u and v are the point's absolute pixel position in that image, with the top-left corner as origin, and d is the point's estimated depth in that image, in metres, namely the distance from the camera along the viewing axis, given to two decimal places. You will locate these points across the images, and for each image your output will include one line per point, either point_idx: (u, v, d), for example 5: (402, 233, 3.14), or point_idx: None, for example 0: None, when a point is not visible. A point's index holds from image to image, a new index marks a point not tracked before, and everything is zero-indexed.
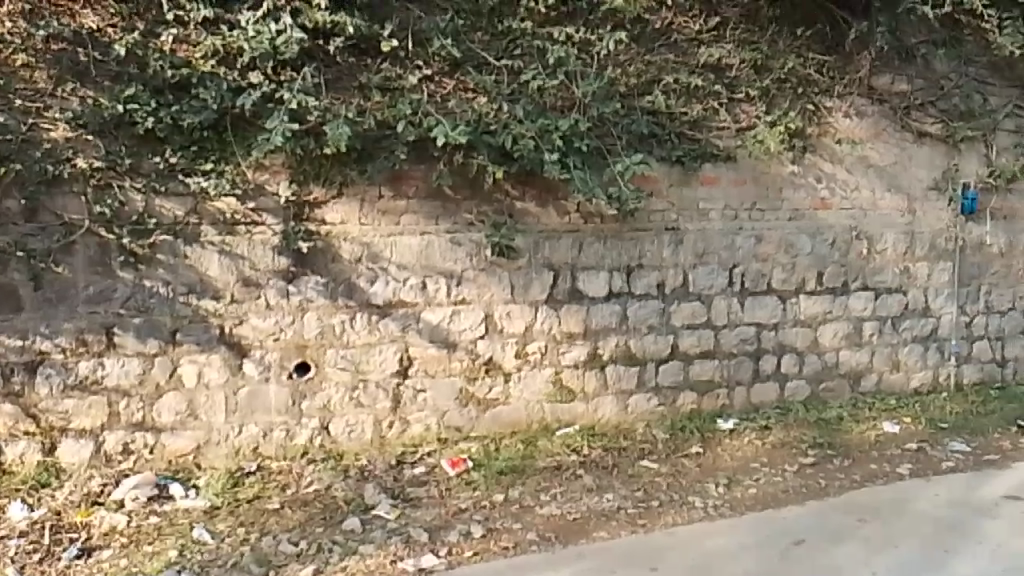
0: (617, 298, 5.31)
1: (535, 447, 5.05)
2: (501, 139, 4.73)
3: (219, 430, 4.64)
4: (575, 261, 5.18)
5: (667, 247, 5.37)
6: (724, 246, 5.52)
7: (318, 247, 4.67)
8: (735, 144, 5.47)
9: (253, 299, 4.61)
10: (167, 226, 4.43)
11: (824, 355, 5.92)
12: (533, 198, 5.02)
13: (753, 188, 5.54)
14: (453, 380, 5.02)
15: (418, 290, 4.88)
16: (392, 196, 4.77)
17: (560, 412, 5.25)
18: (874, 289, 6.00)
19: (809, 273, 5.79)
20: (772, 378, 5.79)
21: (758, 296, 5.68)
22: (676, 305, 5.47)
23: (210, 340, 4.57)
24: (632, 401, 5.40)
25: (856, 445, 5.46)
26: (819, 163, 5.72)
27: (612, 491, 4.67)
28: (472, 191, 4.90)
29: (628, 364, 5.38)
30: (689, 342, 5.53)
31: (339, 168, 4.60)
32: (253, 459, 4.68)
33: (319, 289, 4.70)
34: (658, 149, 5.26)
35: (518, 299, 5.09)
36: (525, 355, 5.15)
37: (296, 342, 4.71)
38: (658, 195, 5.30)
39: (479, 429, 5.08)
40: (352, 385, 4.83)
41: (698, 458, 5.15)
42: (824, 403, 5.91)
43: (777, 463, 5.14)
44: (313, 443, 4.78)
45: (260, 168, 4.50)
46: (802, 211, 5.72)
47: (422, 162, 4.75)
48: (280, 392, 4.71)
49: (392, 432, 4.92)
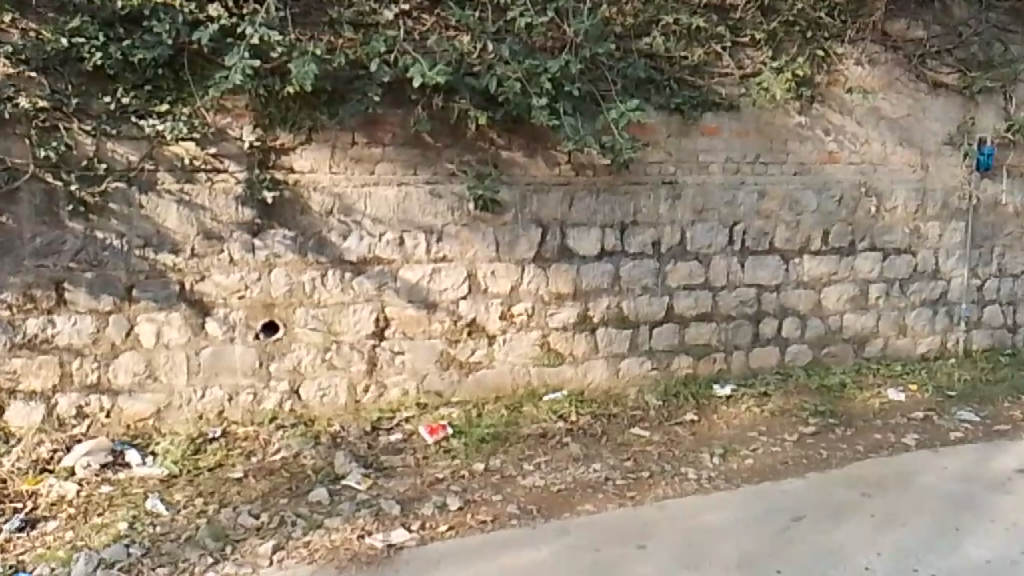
0: (610, 256, 4.98)
1: (520, 413, 4.76)
2: (484, 82, 4.37)
3: (180, 393, 4.34)
4: (564, 217, 4.84)
5: (663, 203, 5.03)
6: (725, 202, 5.17)
7: (285, 198, 4.34)
8: (739, 92, 5.10)
9: (215, 253, 4.28)
10: (120, 172, 4.09)
11: (827, 319, 5.61)
12: (520, 147, 4.67)
13: (756, 140, 5.18)
14: (433, 343, 4.71)
15: (395, 246, 4.55)
16: (367, 143, 4.42)
17: (547, 377, 4.95)
18: (882, 249, 5.67)
19: (814, 231, 5.45)
20: (772, 342, 5.49)
21: (759, 256, 5.35)
22: (673, 264, 5.14)
23: (169, 298, 4.26)
24: (624, 366, 5.11)
25: (859, 413, 5.18)
26: (827, 114, 5.35)
27: (599, 461, 4.38)
28: (453, 139, 4.54)
29: (620, 326, 5.07)
30: (685, 304, 5.21)
31: (308, 112, 4.26)
32: (218, 424, 4.38)
33: (287, 243, 4.37)
34: (655, 97, 4.89)
35: (503, 256, 4.76)
36: (510, 316, 4.83)
37: (262, 301, 4.39)
38: (654, 146, 4.94)
39: (461, 394, 4.79)
40: (324, 347, 4.52)
41: (692, 426, 4.87)
42: (827, 369, 5.61)
43: (776, 432, 4.86)
44: (282, 408, 4.48)
45: (221, 110, 4.16)
46: (809, 164, 5.36)
47: (398, 107, 4.41)
48: (246, 353, 4.40)
49: (368, 397, 4.63)
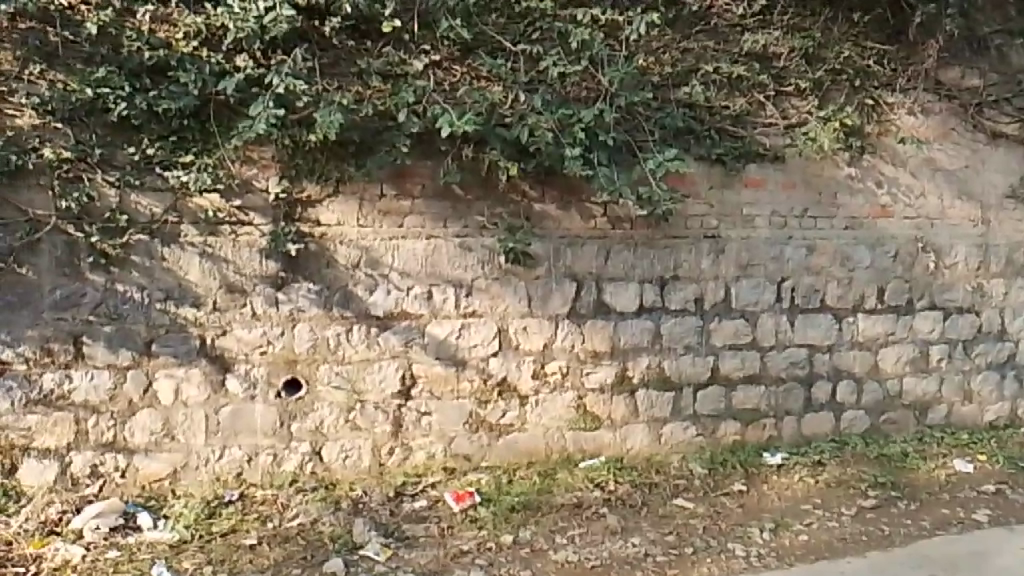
0: (649, 313, 4.72)
1: (554, 481, 4.48)
2: (516, 132, 4.22)
3: (198, 453, 4.16)
4: (601, 272, 4.61)
5: (706, 257, 4.77)
6: (772, 257, 4.90)
7: (310, 250, 4.20)
8: (784, 142, 4.88)
9: (237, 307, 4.15)
10: (143, 225, 4.01)
11: (885, 382, 5.24)
12: (553, 200, 4.49)
13: (803, 192, 4.93)
14: (462, 404, 4.47)
15: (423, 301, 4.37)
16: (395, 195, 4.28)
17: (583, 442, 4.66)
18: (943, 308, 5.32)
19: (869, 288, 5.13)
20: (826, 407, 5.13)
21: (810, 315, 5.04)
22: (717, 322, 4.85)
23: (189, 353, 4.11)
24: (666, 431, 4.80)
25: (923, 486, 4.83)
26: (879, 165, 5.09)
27: (639, 535, 4.08)
28: (484, 191, 4.39)
29: (661, 388, 4.78)
30: (731, 364, 4.90)
31: (336, 164, 4.16)
32: (236, 487, 4.18)
33: (311, 297, 4.22)
34: (695, 147, 4.69)
35: (536, 312, 4.54)
36: (543, 376, 4.59)
37: (285, 357, 4.22)
38: (695, 198, 4.72)
39: (491, 459, 4.53)
40: (347, 407, 4.32)
41: (740, 497, 4.54)
42: (886, 437, 5.23)
43: (832, 506, 4.53)
44: (303, 470, 4.27)
45: (247, 161, 4.08)
46: (861, 218, 5.08)
47: (428, 159, 4.28)
48: (267, 412, 4.22)
49: (393, 460, 4.39)
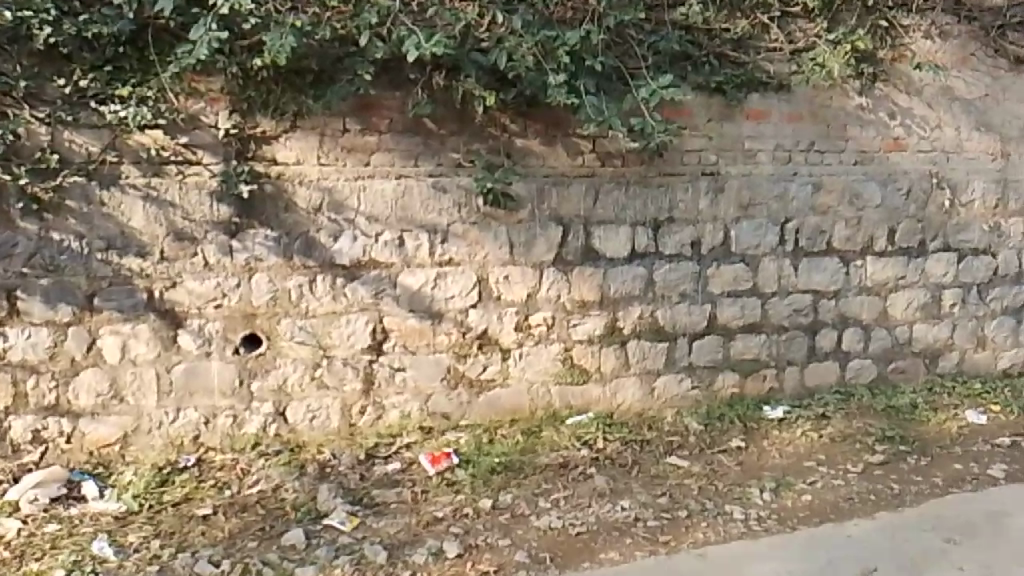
0: (642, 259, 4.35)
1: (538, 439, 4.17)
2: (493, 58, 3.78)
3: (149, 415, 3.86)
4: (589, 214, 4.22)
5: (703, 196, 4.38)
6: (775, 195, 4.51)
7: (266, 192, 3.80)
8: (790, 70, 4.45)
9: (187, 257, 3.77)
10: (78, 165, 3.62)
11: (894, 329, 4.90)
12: (537, 134, 4.09)
13: (810, 124, 4.52)
14: (439, 359, 4.13)
15: (394, 247, 3.99)
16: (360, 131, 3.87)
17: (570, 397, 4.34)
18: (957, 250, 4.95)
19: (878, 229, 4.75)
20: (831, 356, 4.80)
21: (816, 258, 4.66)
22: (715, 267, 4.48)
23: (136, 307, 3.76)
24: (660, 384, 4.47)
25: (933, 439, 4.53)
26: (892, 95, 4.67)
27: (629, 497, 3.77)
28: (459, 125, 3.97)
29: (655, 339, 4.43)
30: (730, 313, 4.55)
31: (293, 96, 3.73)
32: (193, 451, 3.90)
33: (269, 245, 3.83)
34: (692, 75, 4.29)
35: (518, 258, 4.17)
36: (527, 328, 4.24)
37: (242, 311, 3.86)
38: (692, 132, 4.31)
39: (470, 416, 4.21)
40: (313, 363, 3.97)
41: (738, 455, 4.23)
42: (895, 388, 4.92)
43: (837, 462, 4.23)
44: (266, 432, 3.97)
45: (192, 94, 3.66)
46: (871, 152, 4.67)
47: (397, 89, 3.86)
48: (225, 370, 3.89)
49: (364, 420, 4.07)
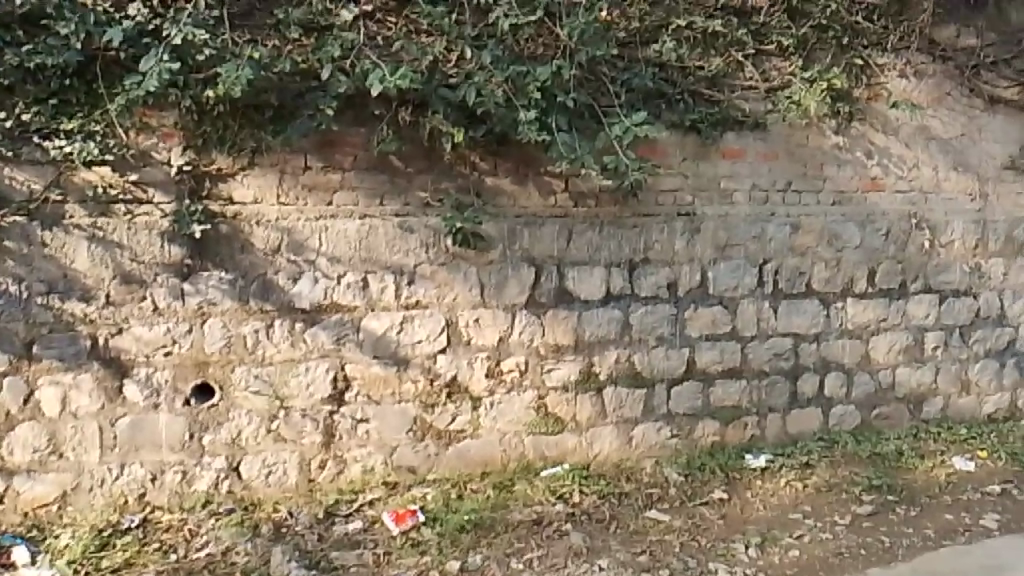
0: (617, 301, 4.17)
1: (510, 494, 3.95)
2: (462, 93, 3.62)
3: (91, 473, 3.58)
4: (562, 255, 4.05)
5: (680, 237, 4.24)
6: (752, 236, 4.38)
7: (220, 232, 3.59)
8: (766, 108, 4.36)
9: (136, 301, 3.54)
10: (19, 204, 3.38)
11: (877, 373, 4.75)
12: (508, 172, 3.93)
13: (787, 164, 4.42)
14: (405, 409, 3.90)
15: (357, 290, 3.78)
16: (323, 168, 3.69)
17: (544, 448, 4.12)
18: (939, 291, 4.83)
19: (858, 270, 4.63)
20: (813, 402, 4.63)
21: (796, 300, 4.52)
22: (692, 310, 4.32)
23: (78, 355, 3.50)
24: (638, 433, 4.27)
25: (920, 489, 4.37)
26: (868, 134, 4.59)
27: (606, 556, 3.56)
28: (427, 163, 3.81)
29: (632, 385, 4.24)
30: (709, 357, 4.37)
31: (251, 131, 3.54)
32: (138, 511, 3.63)
33: (224, 288, 3.61)
34: (667, 113, 4.18)
35: (489, 301, 3.97)
36: (498, 374, 4.03)
37: (193, 359, 3.62)
38: (667, 171, 4.19)
39: (438, 470, 3.98)
40: (269, 415, 3.73)
41: (720, 507, 4.03)
42: (879, 435, 4.75)
43: (824, 514, 4.05)
44: (218, 490, 3.71)
45: (144, 129, 3.46)
46: (849, 192, 4.57)
47: (361, 125, 3.69)
48: (173, 423, 3.63)
49: (325, 475, 3.83)
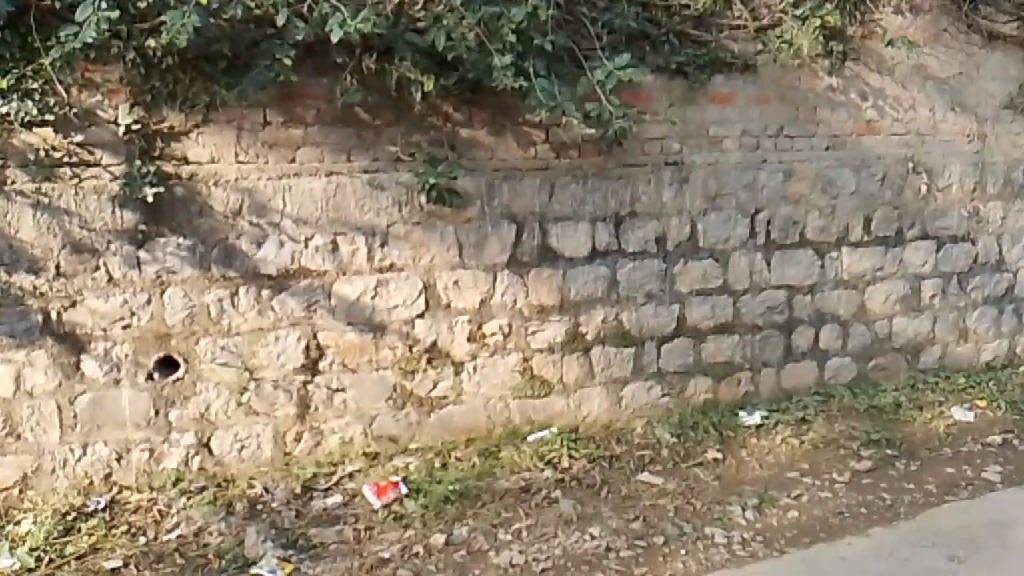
0: (603, 257, 3.97)
1: (496, 461, 3.78)
2: (430, 38, 3.35)
3: (52, 454, 3.37)
4: (544, 210, 3.83)
5: (667, 188, 4.02)
6: (743, 185, 4.16)
7: (176, 196, 3.35)
8: (756, 49, 4.11)
9: (88, 271, 3.30)
10: None
11: (873, 324, 4.58)
12: (483, 124, 3.69)
13: (778, 108, 4.19)
14: (383, 376, 3.71)
15: (327, 254, 3.56)
16: (284, 123, 3.44)
17: (531, 412, 3.95)
18: (936, 238, 4.65)
19: (854, 218, 4.44)
20: (808, 356, 4.47)
21: (790, 251, 4.33)
22: (682, 264, 4.12)
23: (29, 331, 3.28)
24: (628, 393, 4.10)
25: (920, 442, 4.24)
26: (863, 75, 4.36)
27: (599, 523, 3.41)
28: (396, 115, 3.56)
29: (621, 344, 4.06)
30: (700, 313, 4.19)
31: (204, 85, 3.28)
32: (104, 492, 3.43)
33: (183, 254, 3.38)
34: (651, 56, 3.93)
35: (468, 261, 3.76)
36: (480, 338, 3.83)
37: (154, 331, 3.40)
38: (653, 118, 3.95)
39: (421, 439, 3.80)
40: (239, 387, 3.53)
41: (715, 468, 3.88)
42: (876, 387, 4.61)
43: (822, 472, 3.91)
44: (188, 467, 3.52)
45: (87, 86, 3.19)
46: (843, 137, 4.35)
47: (324, 76, 3.44)
48: (136, 399, 3.42)
49: (301, 448, 3.64)
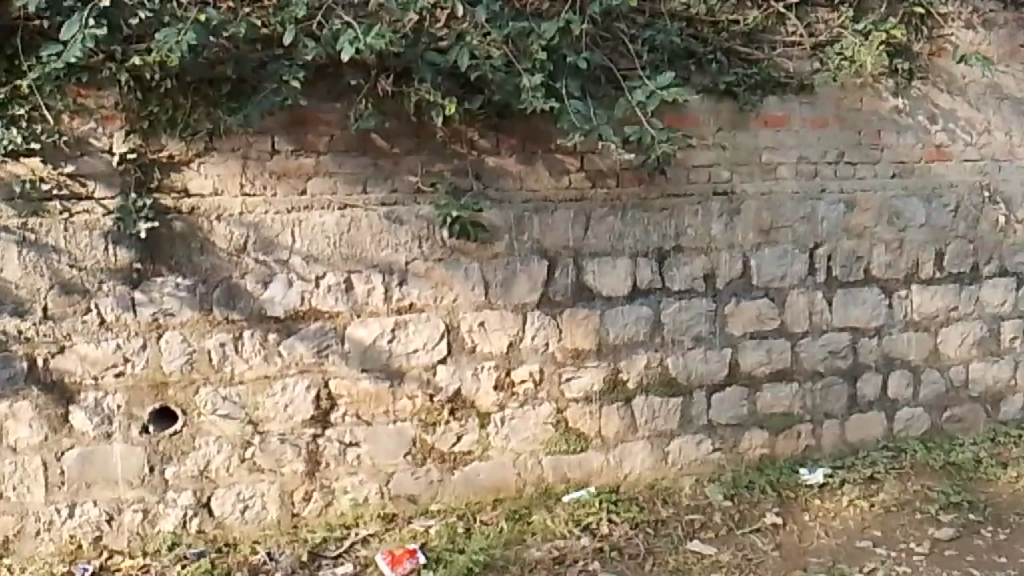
0: (645, 296, 3.59)
1: (527, 526, 3.40)
2: (453, 56, 3.04)
3: (36, 515, 3.07)
4: (579, 245, 3.47)
5: (716, 220, 3.64)
6: (801, 216, 3.76)
7: (175, 231, 3.06)
8: (812, 67, 3.74)
9: (78, 314, 3.02)
10: None
11: (948, 371, 4.09)
12: (512, 150, 3.35)
13: (838, 132, 3.79)
14: (401, 430, 3.35)
15: (340, 294, 3.23)
16: (293, 151, 3.14)
17: (566, 469, 3.55)
18: (1016, 274, 4.16)
19: (924, 253, 3.99)
20: (875, 406, 3.99)
21: (854, 289, 3.89)
22: (734, 304, 3.71)
23: (13, 380, 3.00)
24: (674, 448, 3.68)
25: (1007, 505, 3.75)
26: (932, 95, 3.94)
27: None
28: (416, 142, 3.24)
29: (666, 394, 3.65)
30: (754, 359, 3.77)
31: (206, 110, 3.00)
32: (93, 557, 3.11)
33: (181, 295, 3.08)
34: (696, 76, 3.58)
35: (495, 301, 3.41)
36: (509, 386, 3.46)
37: (150, 380, 3.10)
38: (699, 143, 3.59)
39: (443, 499, 3.42)
40: (242, 442, 3.20)
41: (775, 535, 3.46)
42: (952, 441, 4.10)
43: (898, 541, 3.46)
44: (186, 530, 3.18)
45: (79, 112, 2.94)
46: (910, 163, 3.93)
47: (337, 100, 3.15)
48: (129, 455, 3.11)
49: (310, 509, 3.29)
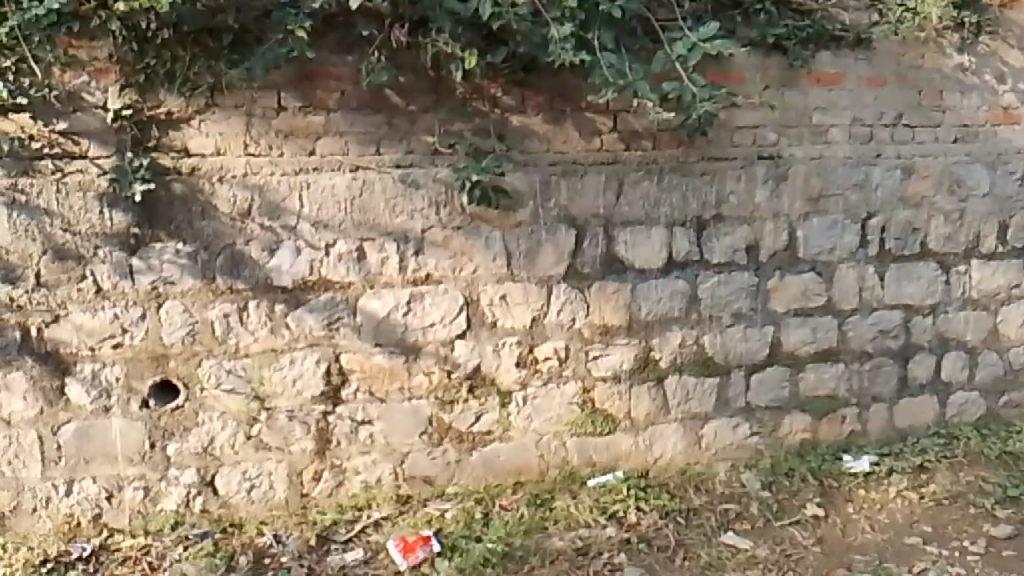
0: (681, 269, 3.32)
1: (549, 513, 3.19)
2: (474, 4, 2.75)
3: (33, 491, 2.93)
4: (610, 213, 3.21)
5: (760, 187, 3.34)
6: (853, 183, 3.45)
7: (174, 193, 2.85)
8: (870, 19, 3.39)
9: (73, 281, 2.83)
10: None
11: (1008, 353, 3.77)
12: (538, 109, 3.08)
13: (897, 91, 3.45)
14: (417, 408, 3.14)
15: (352, 263, 3.01)
16: (302, 108, 2.90)
17: (592, 452, 3.33)
18: None
19: (987, 225, 3.65)
20: (928, 389, 3.70)
21: (908, 263, 3.58)
22: (778, 278, 3.43)
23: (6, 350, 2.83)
24: (709, 431, 3.44)
25: None
26: (1001, 51, 3.56)
27: None
28: (435, 100, 2.99)
29: (701, 374, 3.40)
30: (798, 337, 3.50)
31: (207, 63, 2.77)
32: (92, 535, 2.97)
33: (182, 262, 2.88)
34: (742, 29, 3.26)
35: (519, 273, 3.16)
36: (532, 363, 3.23)
37: (149, 352, 2.92)
38: (744, 103, 3.29)
39: (461, 482, 3.23)
40: (248, 418, 3.02)
41: (816, 528, 3.22)
42: (1010, 428, 3.79)
43: (950, 538, 3.20)
44: (189, 509, 3.02)
45: (71, 65, 2.72)
46: (975, 126, 3.58)
47: (348, 53, 2.90)
48: (128, 430, 2.94)
49: (320, 489, 3.11)
